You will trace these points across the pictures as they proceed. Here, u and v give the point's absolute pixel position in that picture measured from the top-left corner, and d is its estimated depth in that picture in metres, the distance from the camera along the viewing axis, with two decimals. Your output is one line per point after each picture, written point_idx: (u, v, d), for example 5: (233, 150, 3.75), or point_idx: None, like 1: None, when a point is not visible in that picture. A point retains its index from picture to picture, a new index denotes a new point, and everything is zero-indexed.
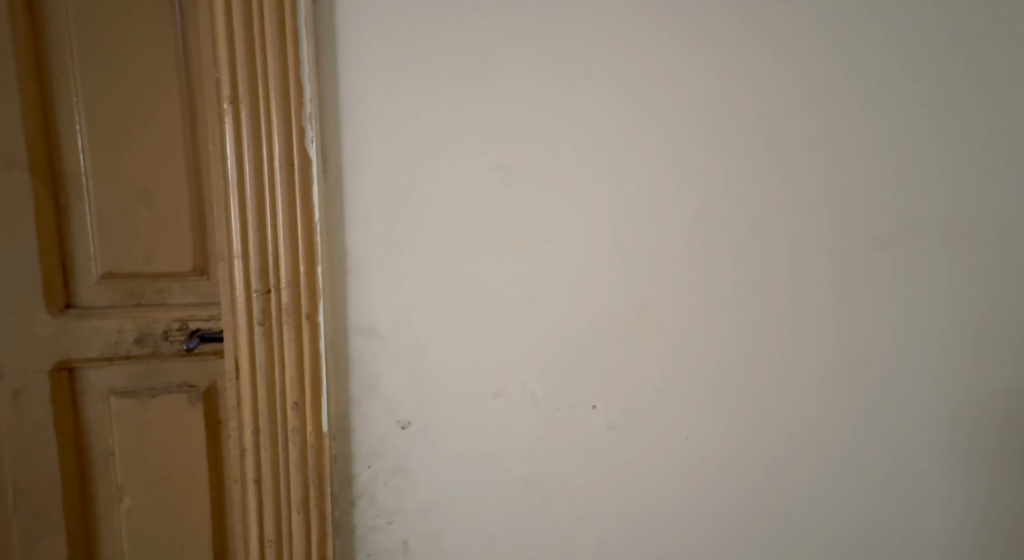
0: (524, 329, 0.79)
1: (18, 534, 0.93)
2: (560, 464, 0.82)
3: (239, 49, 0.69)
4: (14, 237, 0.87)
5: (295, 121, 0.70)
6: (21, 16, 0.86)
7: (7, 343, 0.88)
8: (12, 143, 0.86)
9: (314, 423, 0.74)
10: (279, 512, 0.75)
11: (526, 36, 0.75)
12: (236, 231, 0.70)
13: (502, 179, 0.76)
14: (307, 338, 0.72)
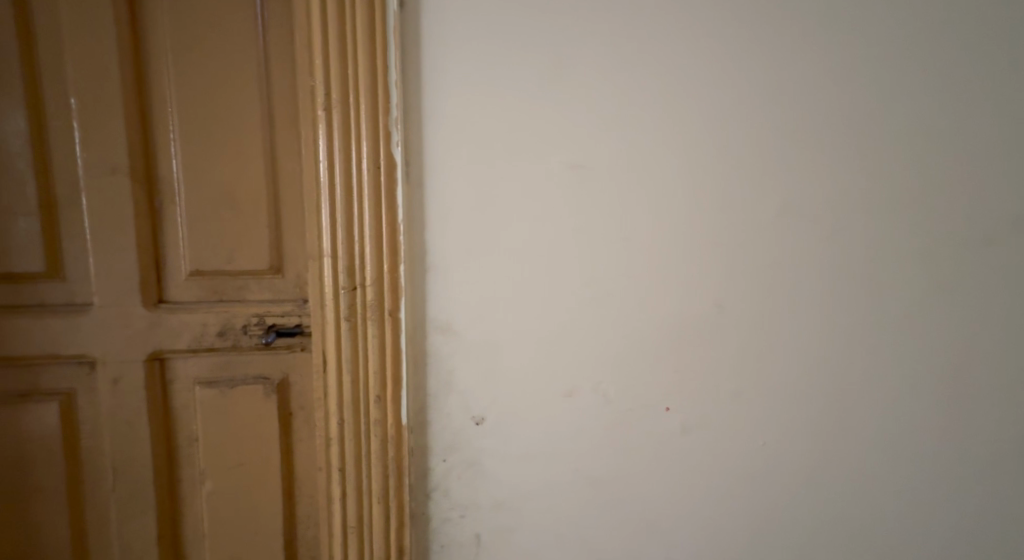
0: (597, 328, 0.79)
1: (115, 511, 1.00)
2: (631, 466, 0.82)
3: (331, 56, 0.72)
4: (118, 236, 0.94)
5: (382, 124, 0.73)
6: (126, 29, 0.92)
7: (109, 334, 0.95)
8: (116, 149, 0.93)
9: (395, 416, 0.77)
10: (361, 501, 0.78)
11: (603, 37, 0.75)
12: (327, 231, 0.74)
13: (578, 180, 0.77)
14: (389, 334, 0.75)
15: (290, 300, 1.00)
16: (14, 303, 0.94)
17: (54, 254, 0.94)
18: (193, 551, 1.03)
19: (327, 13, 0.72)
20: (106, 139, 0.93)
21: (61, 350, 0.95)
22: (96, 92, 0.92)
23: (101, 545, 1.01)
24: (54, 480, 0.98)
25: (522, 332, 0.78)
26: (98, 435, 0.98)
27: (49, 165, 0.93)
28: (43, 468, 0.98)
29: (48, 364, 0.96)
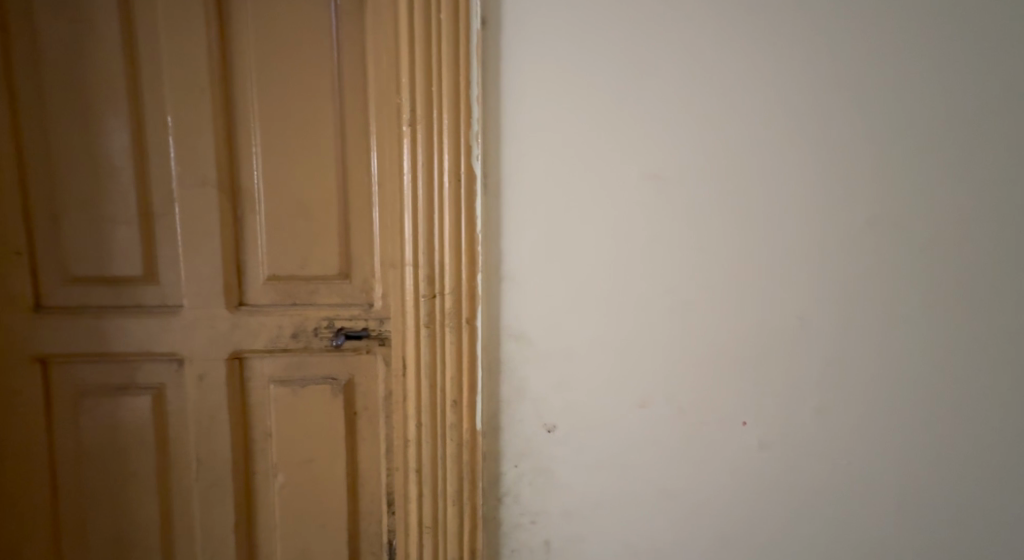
0: (669, 338, 0.80)
1: (199, 499, 1.06)
2: (699, 478, 0.82)
3: (416, 75, 0.76)
4: (205, 243, 1.01)
5: (463, 138, 0.76)
6: (215, 50, 0.98)
7: (197, 334, 1.03)
8: (206, 162, 1.00)
9: (469, 421, 0.79)
10: (436, 501, 0.81)
11: (678, 51, 0.77)
12: (410, 241, 0.78)
13: (654, 191, 0.78)
14: (467, 341, 0.78)
15: (356, 304, 1.05)
16: (113, 304, 1.02)
17: (151, 259, 1.02)
18: (266, 541, 1.09)
19: (414, 35, 0.76)
20: (199, 152, 0.99)
21: (154, 347, 1.02)
22: (188, 110, 0.99)
23: (184, 531, 1.07)
24: (145, 469, 1.05)
25: (596, 341, 0.79)
26: (184, 428, 1.05)
27: (146, 177, 1.00)
28: (136, 458, 1.05)
29: (143, 360, 1.03)
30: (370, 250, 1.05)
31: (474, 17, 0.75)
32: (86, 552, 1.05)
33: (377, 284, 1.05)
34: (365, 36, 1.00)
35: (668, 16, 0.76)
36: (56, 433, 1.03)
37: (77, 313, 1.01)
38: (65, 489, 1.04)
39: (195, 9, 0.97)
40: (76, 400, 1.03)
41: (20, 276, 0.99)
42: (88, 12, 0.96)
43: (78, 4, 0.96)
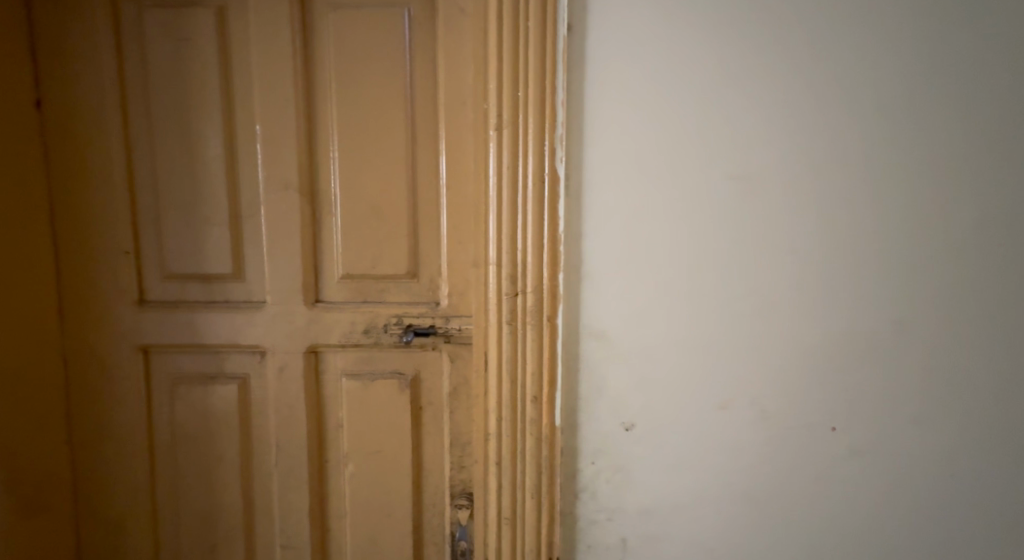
0: (751, 340, 0.81)
1: (279, 482, 1.13)
2: (778, 481, 0.83)
3: (503, 81, 0.78)
4: (286, 243, 1.08)
5: (548, 142, 0.78)
6: (299, 63, 1.04)
7: (278, 327, 1.09)
8: (288, 167, 1.06)
9: (548, 417, 0.82)
10: (514, 494, 0.84)
11: (764, 55, 0.77)
12: (493, 240, 0.81)
13: (740, 193, 0.78)
14: (547, 338, 0.80)
15: (423, 303, 1.10)
16: (205, 299, 1.10)
17: (238, 258, 1.09)
18: (336, 527, 1.15)
19: (501, 42, 0.78)
20: (287, 158, 1.06)
21: (239, 340, 1.10)
22: (275, 118, 1.05)
23: (264, 512, 1.14)
24: (231, 453, 1.13)
25: (676, 342, 0.81)
26: (264, 416, 1.13)
27: (236, 181, 1.07)
28: (223, 443, 1.13)
29: (230, 352, 1.11)
30: (437, 250, 1.09)
31: (561, 23, 0.77)
32: (179, 528, 1.14)
33: (443, 283, 1.09)
34: (436, 46, 1.04)
35: (754, 20, 0.76)
36: (154, 417, 1.12)
37: (175, 307, 1.09)
38: (162, 469, 1.13)
39: (280, 24, 1.03)
40: (172, 387, 1.11)
41: (127, 272, 1.08)
42: (189, 30, 1.04)
43: (180, 23, 1.04)
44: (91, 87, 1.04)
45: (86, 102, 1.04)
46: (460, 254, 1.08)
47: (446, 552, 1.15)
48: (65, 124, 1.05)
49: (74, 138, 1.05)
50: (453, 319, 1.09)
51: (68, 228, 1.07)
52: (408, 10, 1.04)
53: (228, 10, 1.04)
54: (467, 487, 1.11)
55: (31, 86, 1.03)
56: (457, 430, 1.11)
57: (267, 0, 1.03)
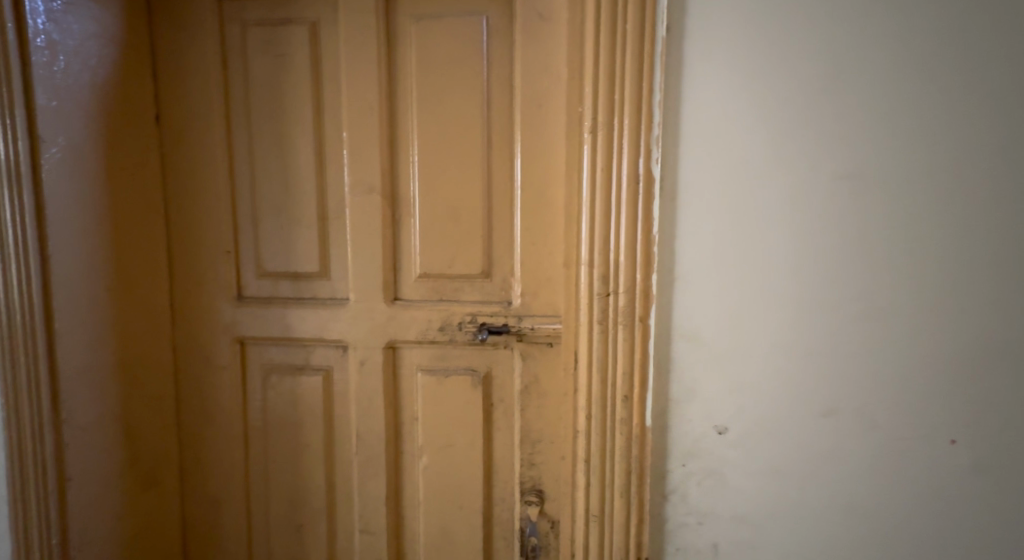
0: (854, 345, 0.79)
1: (359, 469, 1.19)
2: (881, 492, 0.80)
3: (599, 84, 0.79)
4: (370, 243, 1.13)
5: (643, 142, 0.78)
6: (384, 71, 1.09)
7: (361, 323, 1.15)
8: (371, 171, 1.11)
9: (639, 416, 0.82)
10: (602, 491, 0.85)
11: (869, 53, 0.75)
12: (586, 242, 0.82)
13: (845, 194, 0.77)
14: (638, 338, 0.81)
15: (496, 302, 1.12)
16: (294, 295, 1.17)
17: (325, 257, 1.15)
18: (411, 517, 1.20)
19: (598, 43, 0.79)
20: (374, 161, 1.11)
21: (325, 335, 1.16)
22: (360, 125, 1.10)
23: (345, 497, 1.20)
24: (317, 441, 1.19)
25: (772, 345, 0.80)
26: (345, 408, 1.18)
27: (324, 185, 1.13)
28: (309, 431, 1.19)
29: (316, 345, 1.17)
30: (510, 251, 1.11)
31: (660, 23, 0.77)
32: (269, 510, 1.22)
33: (516, 282, 1.11)
34: (513, 51, 1.06)
35: (859, 17, 0.75)
36: (248, 405, 1.20)
37: (268, 303, 1.17)
38: (256, 454, 1.21)
39: (367, 34, 1.08)
40: (265, 377, 1.19)
41: (227, 270, 1.16)
42: (285, 46, 1.11)
43: (278, 39, 1.11)
44: (199, 100, 1.12)
45: (197, 114, 1.13)
46: (534, 255, 1.09)
47: (514, 547, 1.17)
48: (179, 134, 1.13)
49: (185, 144, 1.14)
50: (526, 318, 1.10)
51: (179, 229, 1.16)
52: (486, 18, 1.06)
53: (322, 25, 1.10)
54: (536, 483, 1.14)
55: (151, 100, 1.12)
56: (528, 429, 1.13)
57: (356, 13, 1.08)
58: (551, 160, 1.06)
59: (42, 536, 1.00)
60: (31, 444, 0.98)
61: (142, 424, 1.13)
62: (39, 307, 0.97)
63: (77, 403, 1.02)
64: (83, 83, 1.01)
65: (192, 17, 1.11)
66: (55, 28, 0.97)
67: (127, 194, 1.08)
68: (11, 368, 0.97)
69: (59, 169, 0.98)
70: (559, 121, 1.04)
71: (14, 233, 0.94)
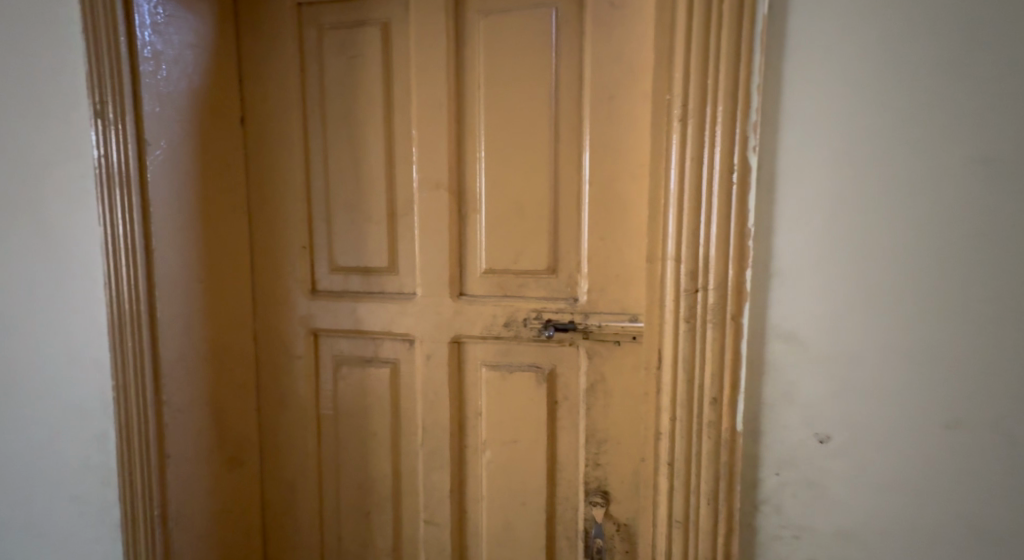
0: (978, 352, 0.72)
1: (425, 460, 1.20)
2: (1006, 515, 0.73)
3: (691, 69, 0.76)
4: (437, 238, 1.13)
5: (740, 128, 0.74)
6: (452, 66, 1.09)
7: (428, 317, 1.16)
8: (439, 167, 1.11)
9: (730, 420, 0.78)
10: (688, 496, 0.81)
11: (998, 28, 0.69)
12: (672, 237, 0.79)
13: (970, 187, 0.71)
14: (730, 338, 0.77)
15: (562, 298, 1.10)
16: (364, 290, 1.19)
17: (393, 252, 1.17)
18: (473, 511, 1.20)
19: (690, 26, 0.75)
20: (443, 156, 1.11)
21: (392, 328, 1.18)
22: (429, 121, 1.11)
23: (411, 488, 1.22)
24: (384, 432, 1.22)
25: (881, 348, 0.74)
26: (412, 400, 1.20)
27: (394, 180, 1.15)
28: (377, 421, 1.22)
29: (384, 338, 1.20)
30: (577, 246, 1.09)
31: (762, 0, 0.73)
32: (339, 495, 1.26)
33: (582, 279, 1.09)
34: (582, 43, 1.04)
35: None
36: (320, 395, 1.24)
37: (340, 297, 1.20)
38: (328, 442, 1.25)
39: (436, 31, 1.09)
40: (336, 368, 1.23)
41: (303, 265, 1.20)
42: (358, 47, 1.13)
43: (352, 41, 1.13)
44: (280, 101, 1.17)
45: (278, 114, 1.17)
46: (602, 250, 1.07)
47: (577, 547, 1.16)
48: (263, 135, 1.18)
49: (268, 143, 1.18)
50: (593, 316, 1.08)
51: (262, 226, 1.21)
52: (555, 10, 1.05)
53: (393, 25, 1.12)
54: (601, 484, 1.12)
55: (238, 104, 1.18)
56: (592, 428, 1.11)
57: (426, 11, 1.09)
58: (620, 154, 1.03)
59: (145, 506, 1.07)
60: (138, 423, 1.06)
61: (229, 409, 1.19)
62: (145, 297, 1.04)
63: (175, 387, 1.08)
64: (180, 90, 1.06)
65: (273, 22, 1.15)
66: (158, 40, 1.03)
67: (218, 191, 1.14)
68: (120, 356, 1.04)
69: (161, 169, 1.04)
70: (629, 115, 1.02)
71: (123, 231, 1.02)
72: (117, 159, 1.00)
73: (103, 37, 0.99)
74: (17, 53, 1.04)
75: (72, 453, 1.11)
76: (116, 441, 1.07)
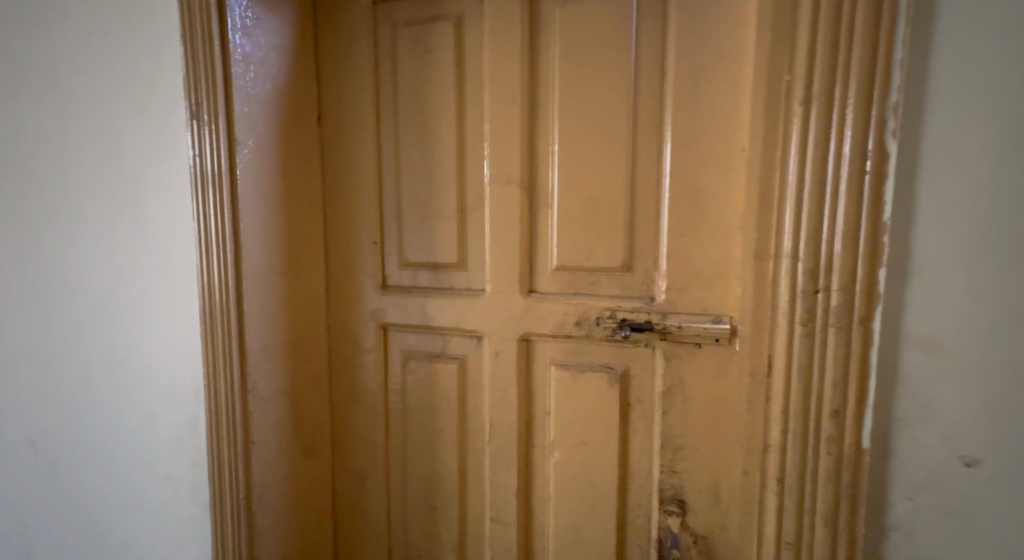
0: None
1: (492, 458, 1.18)
2: None
3: (817, 49, 0.74)
4: (507, 232, 1.11)
5: (876, 109, 0.72)
6: (527, 56, 1.06)
7: (497, 314, 1.13)
8: (510, 160, 1.09)
9: (854, 436, 0.76)
10: (800, 518, 0.80)
11: None
12: (789, 234, 0.78)
13: None
14: (857, 342, 0.75)
15: (637, 298, 1.05)
16: (434, 285, 1.18)
17: (462, 248, 1.15)
18: (541, 513, 1.17)
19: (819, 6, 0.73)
20: (515, 150, 1.08)
21: (461, 324, 1.16)
22: (502, 114, 1.08)
23: (476, 486, 1.21)
24: (451, 427, 1.21)
25: None
26: (479, 397, 1.18)
27: (465, 175, 1.13)
28: (444, 417, 1.21)
29: (452, 334, 1.18)
30: (654, 243, 1.04)
31: None
32: (406, 488, 1.26)
33: (660, 277, 1.04)
34: (667, 27, 0.98)
35: None
36: (388, 387, 1.24)
37: (409, 292, 1.19)
38: (396, 434, 1.25)
39: (511, 21, 1.06)
40: (404, 362, 1.23)
41: (373, 260, 1.21)
42: (431, 43, 1.12)
43: (426, 36, 1.12)
44: (355, 99, 1.17)
45: (351, 113, 1.18)
46: (683, 247, 1.01)
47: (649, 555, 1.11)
48: (339, 132, 1.19)
49: (343, 141, 1.19)
50: (671, 316, 1.03)
51: (337, 222, 1.22)
52: None
53: (467, 19, 1.10)
54: (678, 493, 1.06)
55: (315, 102, 1.19)
56: (668, 433, 1.05)
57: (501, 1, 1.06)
58: (704, 145, 0.97)
59: (233, 490, 1.10)
60: (227, 411, 1.09)
61: (305, 400, 1.21)
62: (234, 290, 1.06)
63: (260, 377, 1.11)
64: (266, 91, 1.08)
65: (348, 21, 1.16)
66: (248, 42, 1.05)
67: (307, 190, 1.18)
68: (212, 346, 1.08)
69: (250, 167, 1.06)
70: (717, 104, 0.96)
71: (216, 227, 1.05)
72: (211, 157, 1.03)
73: (200, 37, 1.01)
74: (117, 53, 1.09)
75: (165, 435, 1.16)
76: (206, 426, 1.11)
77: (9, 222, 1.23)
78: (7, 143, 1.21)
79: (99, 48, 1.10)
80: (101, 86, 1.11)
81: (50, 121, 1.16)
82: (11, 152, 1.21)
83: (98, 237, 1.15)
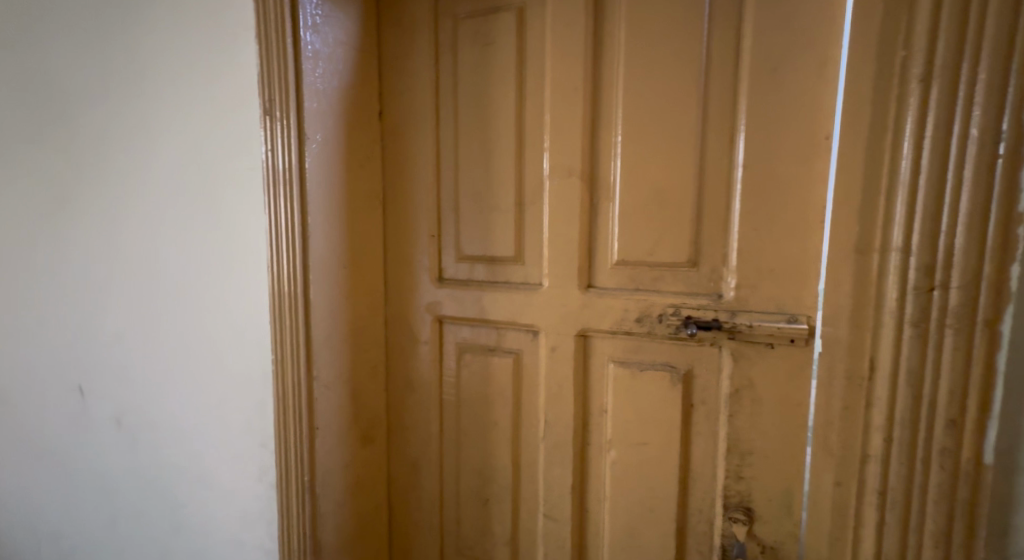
0: None
1: (548, 454, 1.15)
2: None
3: (939, 25, 0.69)
4: (567, 224, 1.08)
5: (1014, 82, 0.66)
6: (591, 44, 1.03)
7: (555, 308, 1.11)
8: (570, 151, 1.06)
9: (975, 450, 0.70)
10: (905, 534, 0.75)
11: None
12: (899, 225, 0.74)
13: None
14: (982, 344, 0.69)
15: (703, 294, 1.01)
16: (490, 279, 1.17)
17: (519, 241, 1.13)
18: (595, 512, 1.14)
19: None
20: (577, 140, 1.05)
21: (517, 318, 1.14)
22: (565, 105, 1.05)
23: (529, 480, 1.19)
24: (505, 421, 1.19)
25: None
26: (534, 391, 1.16)
27: (523, 168, 1.11)
28: (498, 411, 1.19)
29: (507, 328, 1.17)
30: (722, 237, 0.98)
31: None
32: (459, 480, 1.25)
33: (729, 273, 0.98)
34: (744, 7, 0.93)
35: None
36: (443, 379, 1.24)
37: (465, 285, 1.18)
38: (449, 426, 1.24)
39: (575, 8, 1.03)
40: (459, 355, 1.22)
41: (431, 252, 1.20)
42: (491, 34, 1.10)
43: (488, 26, 1.10)
44: (416, 93, 1.17)
45: (413, 106, 1.17)
46: (755, 242, 0.95)
47: None
48: (399, 125, 1.19)
49: (403, 134, 1.19)
50: (741, 314, 0.97)
51: (396, 215, 1.22)
52: None
53: (528, 9, 1.07)
54: (744, 499, 1.01)
55: (377, 97, 1.19)
56: (734, 436, 1.00)
57: None
58: (781, 133, 0.92)
59: (297, 474, 1.12)
60: (293, 398, 1.11)
61: (364, 390, 1.22)
62: (300, 280, 1.08)
63: (324, 365, 1.12)
64: (334, 87, 1.09)
65: (410, 14, 1.15)
66: (318, 38, 1.06)
67: (368, 183, 1.19)
68: (280, 334, 1.10)
69: (318, 160, 1.07)
70: (798, 91, 0.90)
71: (286, 219, 1.06)
72: (282, 149, 1.05)
73: (274, 31, 1.03)
74: (195, 46, 1.12)
75: (234, 418, 1.19)
76: (274, 412, 1.13)
77: (93, 207, 1.29)
78: (91, 133, 1.26)
79: (178, 41, 1.14)
80: (178, 80, 1.15)
81: (132, 113, 1.21)
82: (95, 140, 1.26)
83: (172, 226, 1.20)
